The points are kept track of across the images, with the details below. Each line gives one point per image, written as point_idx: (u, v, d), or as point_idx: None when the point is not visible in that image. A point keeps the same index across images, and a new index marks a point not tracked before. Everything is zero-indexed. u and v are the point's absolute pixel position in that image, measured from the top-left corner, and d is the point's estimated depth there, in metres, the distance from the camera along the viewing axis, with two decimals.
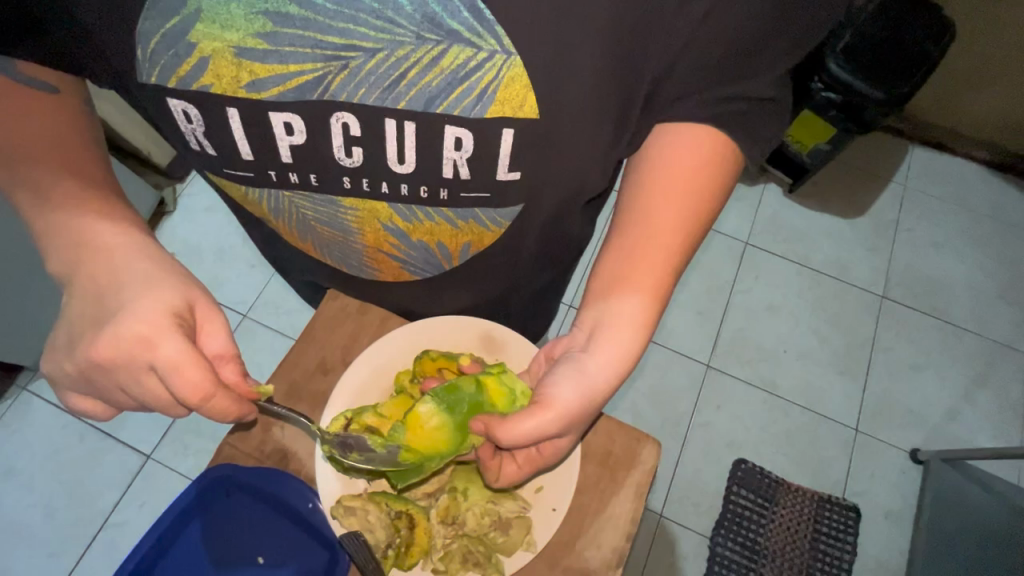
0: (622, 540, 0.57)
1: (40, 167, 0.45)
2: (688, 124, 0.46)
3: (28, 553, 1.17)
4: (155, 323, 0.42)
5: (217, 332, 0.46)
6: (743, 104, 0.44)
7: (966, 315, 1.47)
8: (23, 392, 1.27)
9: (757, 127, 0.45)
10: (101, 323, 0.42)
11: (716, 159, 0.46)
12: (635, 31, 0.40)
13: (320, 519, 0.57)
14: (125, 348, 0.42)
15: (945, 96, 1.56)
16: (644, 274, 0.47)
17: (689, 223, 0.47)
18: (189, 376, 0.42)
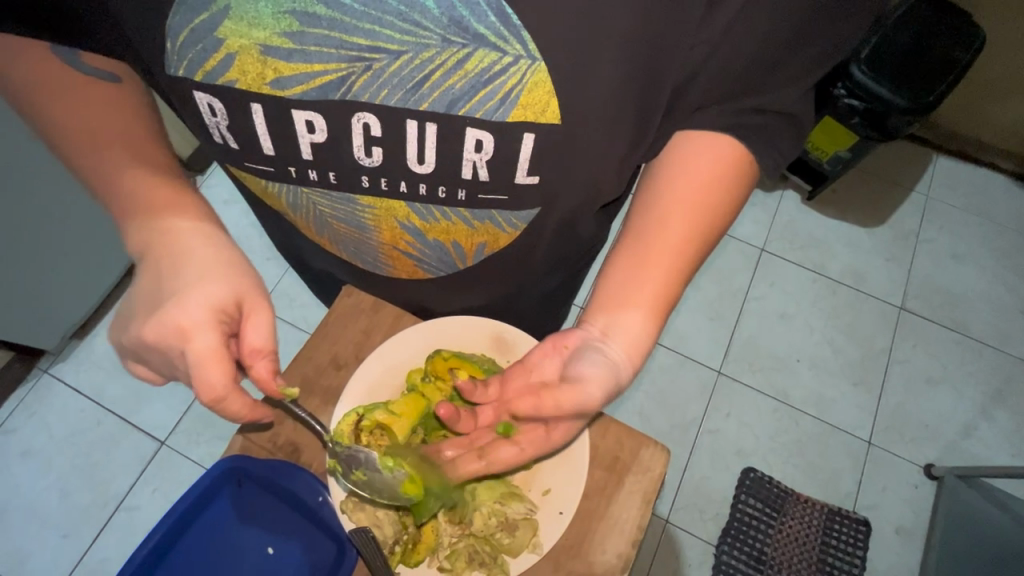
0: (628, 545, 0.57)
1: (112, 157, 0.47)
2: (707, 133, 0.46)
3: (44, 533, 1.20)
4: (197, 317, 0.44)
5: (257, 329, 0.47)
6: (763, 117, 0.44)
7: (985, 329, 1.44)
8: (43, 375, 1.30)
9: (776, 139, 0.45)
10: (156, 305, 0.45)
11: (734, 173, 0.47)
12: (659, 37, 0.40)
13: (329, 513, 0.56)
14: (166, 334, 0.44)
15: (970, 105, 1.53)
16: (655, 276, 0.47)
17: (700, 233, 0.48)
18: (214, 375, 0.43)
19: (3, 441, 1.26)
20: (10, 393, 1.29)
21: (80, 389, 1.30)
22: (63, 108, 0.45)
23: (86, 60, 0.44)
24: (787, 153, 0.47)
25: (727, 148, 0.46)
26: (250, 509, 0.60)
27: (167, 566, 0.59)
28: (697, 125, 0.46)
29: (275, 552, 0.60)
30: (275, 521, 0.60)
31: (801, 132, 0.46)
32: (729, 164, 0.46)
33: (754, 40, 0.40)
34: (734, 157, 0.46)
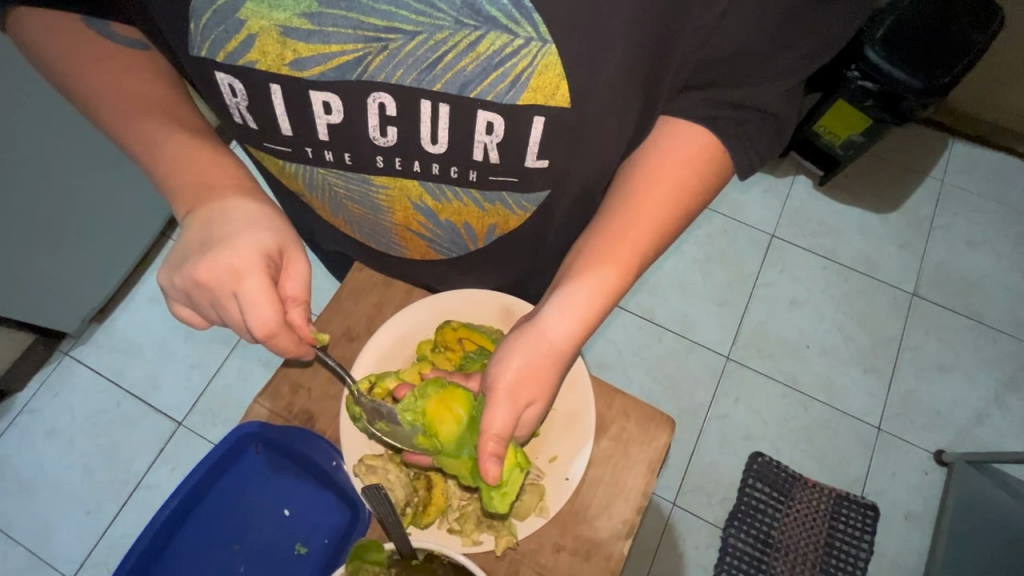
0: (633, 513, 0.58)
1: (150, 122, 0.48)
2: (684, 121, 0.47)
3: (68, 508, 1.25)
4: (247, 259, 0.45)
5: (298, 278, 0.48)
6: (741, 113, 0.45)
7: (1000, 316, 1.42)
8: (65, 357, 1.34)
9: (754, 136, 0.46)
10: (204, 250, 0.46)
11: (698, 156, 0.47)
12: (669, 19, 0.40)
13: (342, 477, 0.58)
14: (215, 278, 0.45)
15: (989, 88, 1.50)
16: (613, 247, 0.48)
17: (660, 216, 0.48)
18: (262, 312, 0.45)
19: (28, 421, 1.30)
20: (33, 374, 1.32)
21: (100, 371, 1.34)
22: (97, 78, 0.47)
23: (114, 28, 0.46)
24: (763, 153, 0.48)
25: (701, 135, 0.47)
26: (267, 475, 0.62)
27: (189, 526, 0.61)
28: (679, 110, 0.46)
29: (292, 514, 0.63)
30: (293, 484, 0.62)
31: (782, 133, 0.47)
32: (704, 148, 0.47)
33: (750, 29, 0.41)
34: (704, 141, 0.47)
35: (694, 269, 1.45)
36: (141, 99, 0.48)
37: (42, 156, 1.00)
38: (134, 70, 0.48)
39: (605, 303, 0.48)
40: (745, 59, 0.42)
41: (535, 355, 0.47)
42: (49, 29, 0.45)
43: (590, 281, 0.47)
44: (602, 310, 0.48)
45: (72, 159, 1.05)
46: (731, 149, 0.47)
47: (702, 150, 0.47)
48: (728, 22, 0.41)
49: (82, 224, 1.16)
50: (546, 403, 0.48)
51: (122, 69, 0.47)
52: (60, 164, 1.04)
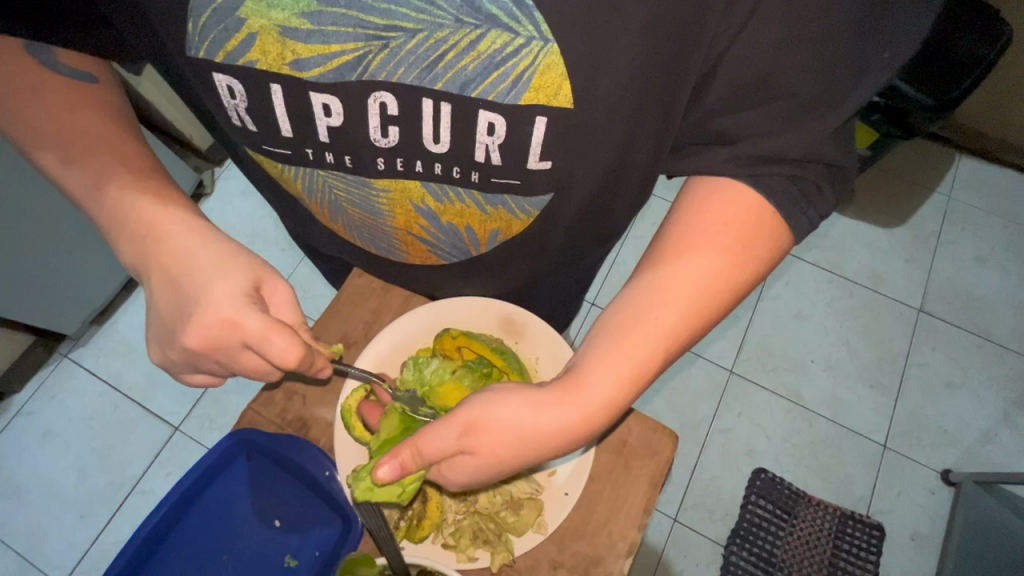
0: (634, 529, 0.56)
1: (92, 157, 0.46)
2: (728, 179, 0.41)
3: (61, 513, 1.23)
4: (238, 305, 0.45)
5: (288, 301, 0.49)
6: (791, 168, 0.40)
7: (1008, 333, 1.40)
8: (64, 360, 1.34)
9: (810, 193, 0.40)
10: (188, 315, 0.45)
11: (747, 220, 0.41)
12: (679, 28, 0.39)
13: (336, 488, 0.57)
14: (212, 334, 0.44)
15: (995, 104, 1.49)
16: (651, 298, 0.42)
17: (694, 296, 0.42)
18: (278, 345, 0.44)
19: (23, 423, 1.29)
20: (30, 376, 1.32)
21: (98, 373, 1.33)
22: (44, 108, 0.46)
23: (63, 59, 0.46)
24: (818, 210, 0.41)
25: (745, 199, 0.41)
26: (258, 481, 0.61)
27: (176, 534, 0.60)
28: (704, 168, 0.42)
29: (282, 525, 0.61)
30: (284, 493, 0.61)
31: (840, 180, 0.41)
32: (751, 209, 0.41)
33: (778, 59, 0.37)
34: (749, 209, 0.41)
35: None
36: (83, 130, 0.46)
37: None
38: (82, 97, 0.47)
39: (610, 392, 0.42)
40: (781, 97, 0.38)
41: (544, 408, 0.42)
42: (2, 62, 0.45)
43: (627, 327, 0.42)
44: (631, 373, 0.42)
45: None
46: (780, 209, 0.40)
47: (753, 215, 0.41)
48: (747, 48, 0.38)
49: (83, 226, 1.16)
50: (482, 467, 0.44)
51: (73, 97, 0.47)
52: None
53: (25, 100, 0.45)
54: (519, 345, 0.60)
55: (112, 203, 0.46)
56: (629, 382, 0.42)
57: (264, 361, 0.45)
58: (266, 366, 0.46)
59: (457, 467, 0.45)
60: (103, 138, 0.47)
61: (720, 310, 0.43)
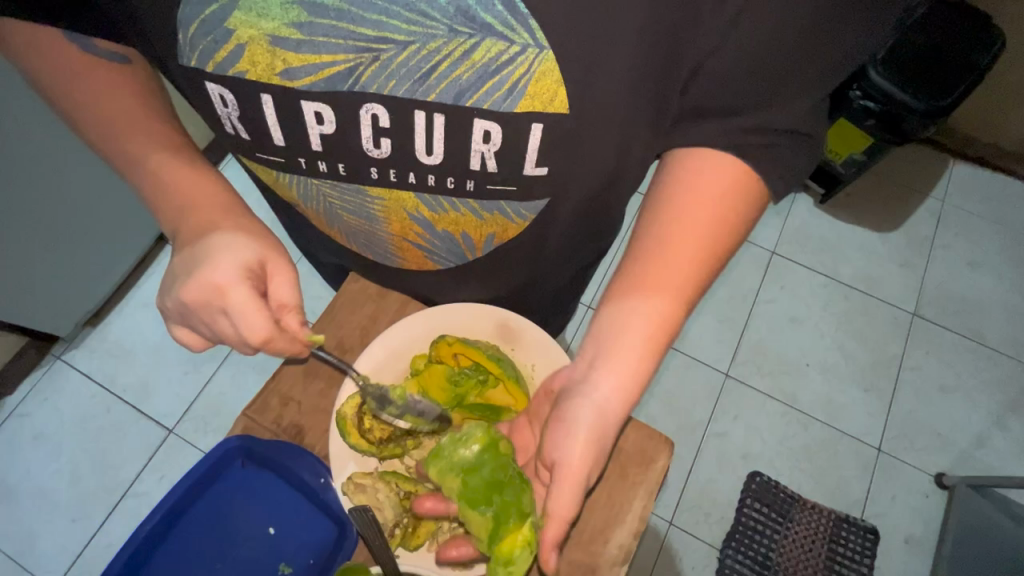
0: (630, 537, 0.56)
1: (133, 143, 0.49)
2: (709, 151, 0.45)
3: (53, 516, 1.22)
4: (228, 274, 0.45)
5: (284, 284, 0.48)
6: (771, 136, 0.43)
7: (1002, 338, 1.41)
8: (56, 361, 1.32)
9: (788, 156, 0.44)
10: (189, 271, 0.46)
11: (735, 191, 0.45)
12: (672, 28, 0.39)
13: (330, 494, 0.57)
14: (199, 297, 0.45)
15: (988, 110, 1.50)
16: (646, 288, 0.46)
17: (706, 264, 0.46)
18: (252, 323, 0.45)
19: (15, 425, 1.28)
20: (23, 378, 1.31)
21: (92, 375, 1.32)
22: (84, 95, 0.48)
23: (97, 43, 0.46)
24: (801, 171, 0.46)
25: (723, 162, 0.45)
26: (251, 488, 0.61)
27: (167, 545, 0.60)
28: (694, 138, 0.45)
29: (277, 532, 0.61)
30: (277, 501, 0.61)
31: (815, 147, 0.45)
32: (735, 179, 0.45)
33: (768, 46, 0.39)
34: (733, 172, 0.45)
35: None
36: (124, 120, 0.49)
37: (40, 156, 1.01)
38: (115, 86, 0.49)
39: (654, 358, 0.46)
40: (764, 79, 0.41)
41: (599, 418, 0.45)
42: (33, 45, 0.46)
43: (627, 336, 0.46)
44: (649, 356, 0.46)
45: (67, 161, 1.06)
46: (763, 172, 0.44)
47: (739, 184, 0.45)
48: (742, 33, 0.39)
49: (78, 226, 1.16)
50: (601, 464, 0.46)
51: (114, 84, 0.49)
52: (58, 165, 1.05)
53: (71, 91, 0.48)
54: (516, 351, 0.59)
55: (153, 184, 0.50)
56: (649, 360, 0.46)
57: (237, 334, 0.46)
58: (240, 339, 0.47)
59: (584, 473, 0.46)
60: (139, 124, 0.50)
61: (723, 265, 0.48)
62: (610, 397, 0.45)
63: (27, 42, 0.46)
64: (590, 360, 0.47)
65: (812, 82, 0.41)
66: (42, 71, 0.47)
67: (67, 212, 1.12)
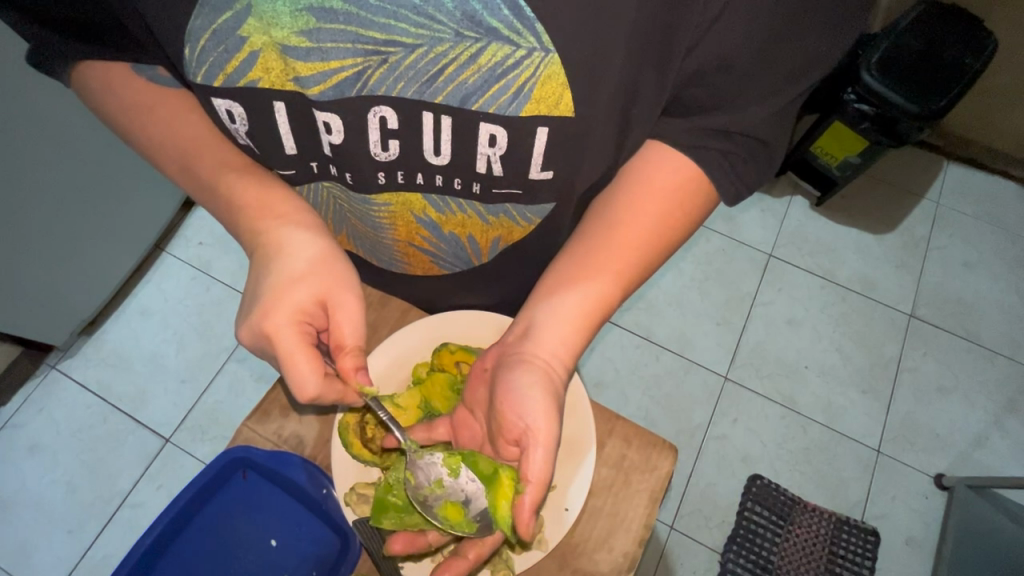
0: (634, 544, 0.56)
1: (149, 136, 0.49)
2: (669, 154, 0.47)
3: (48, 528, 1.21)
4: (279, 323, 0.47)
5: (346, 325, 0.49)
6: (729, 141, 0.45)
7: (998, 338, 1.42)
8: (52, 370, 1.31)
9: (740, 167, 0.46)
10: (249, 308, 0.48)
11: (684, 190, 0.48)
12: (670, 32, 0.40)
13: (331, 505, 0.57)
14: (255, 338, 0.48)
15: (982, 112, 1.52)
16: (586, 267, 0.48)
17: (648, 245, 0.49)
18: (303, 376, 0.46)
19: (10, 435, 1.26)
20: (18, 388, 1.29)
21: (88, 384, 1.31)
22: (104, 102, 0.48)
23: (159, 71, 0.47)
24: (751, 182, 0.48)
25: (683, 165, 0.47)
26: (253, 499, 0.60)
27: (167, 558, 0.58)
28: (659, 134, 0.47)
29: (278, 545, 0.61)
30: (278, 512, 0.61)
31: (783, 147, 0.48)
32: (686, 179, 0.47)
33: (744, 45, 0.40)
34: (688, 171, 0.47)
35: (692, 287, 1.44)
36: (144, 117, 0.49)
37: (37, 164, 1.00)
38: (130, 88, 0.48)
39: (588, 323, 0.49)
40: (741, 80, 0.42)
41: (546, 382, 0.47)
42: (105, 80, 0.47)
43: (562, 305, 0.48)
44: (584, 325, 0.49)
45: (64, 167, 1.05)
46: (712, 174, 0.46)
47: (690, 185, 0.47)
48: (719, 36, 0.40)
49: (76, 234, 1.15)
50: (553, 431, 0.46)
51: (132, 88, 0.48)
52: (55, 173, 1.05)
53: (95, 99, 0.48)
54: None
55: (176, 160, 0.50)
56: (585, 330, 0.49)
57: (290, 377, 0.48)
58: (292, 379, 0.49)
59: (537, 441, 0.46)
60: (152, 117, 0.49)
61: (671, 244, 0.50)
62: (551, 360, 0.48)
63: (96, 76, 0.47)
64: (525, 328, 0.49)
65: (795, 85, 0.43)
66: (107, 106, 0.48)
67: (62, 219, 1.11)
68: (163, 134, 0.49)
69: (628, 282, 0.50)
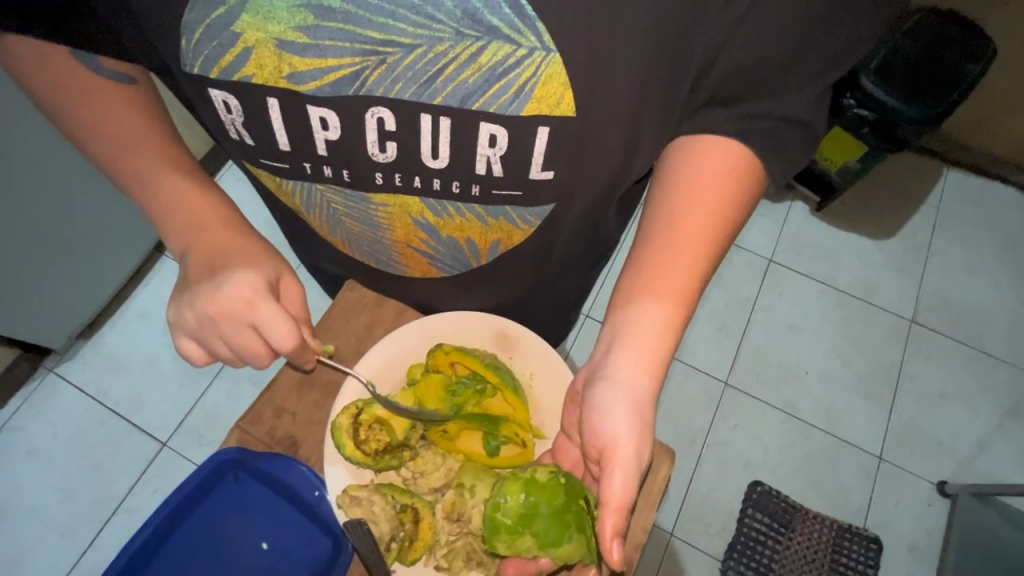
0: (631, 549, 0.55)
1: (127, 156, 0.50)
2: (715, 137, 0.47)
3: (42, 533, 1.20)
4: (258, 285, 0.48)
5: (297, 298, 0.52)
6: (769, 123, 0.45)
7: (999, 343, 1.42)
8: (50, 374, 1.31)
9: (785, 145, 0.46)
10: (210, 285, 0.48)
11: (736, 172, 0.47)
12: (679, 27, 0.40)
13: (325, 508, 0.57)
14: (234, 302, 0.47)
15: (981, 118, 1.52)
16: (655, 279, 0.48)
17: (713, 234, 0.48)
18: (286, 329, 0.48)
19: (6, 439, 1.26)
20: (15, 392, 1.29)
21: (86, 388, 1.30)
22: (77, 109, 0.48)
23: (101, 63, 0.47)
24: (793, 161, 0.48)
25: (727, 155, 0.47)
26: (243, 501, 0.60)
27: (161, 559, 0.59)
28: (697, 128, 0.47)
29: (269, 548, 0.60)
30: (269, 515, 0.60)
31: (811, 141, 0.47)
32: (737, 160, 0.47)
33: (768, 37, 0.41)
34: (736, 155, 0.47)
35: None
36: (119, 131, 0.50)
37: (34, 163, 1.01)
38: (114, 99, 0.49)
39: (673, 332, 0.48)
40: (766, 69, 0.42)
41: (632, 400, 0.45)
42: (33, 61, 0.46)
43: (644, 321, 0.47)
44: (666, 348, 0.47)
45: (64, 168, 1.06)
46: (763, 156, 0.46)
47: (742, 166, 0.47)
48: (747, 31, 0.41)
49: (73, 235, 1.15)
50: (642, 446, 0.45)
51: (109, 95, 0.49)
52: (54, 173, 1.05)
53: (71, 105, 0.48)
54: (513, 359, 0.60)
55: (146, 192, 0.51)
56: (670, 338, 0.48)
57: (261, 346, 0.48)
58: (259, 353, 0.49)
59: (622, 462, 0.44)
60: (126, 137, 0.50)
61: (730, 230, 0.49)
62: (634, 377, 0.46)
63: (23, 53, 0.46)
64: (607, 345, 0.49)
65: (816, 75, 0.43)
66: (55, 100, 0.48)
67: (58, 220, 1.10)
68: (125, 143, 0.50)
69: (696, 288, 0.49)
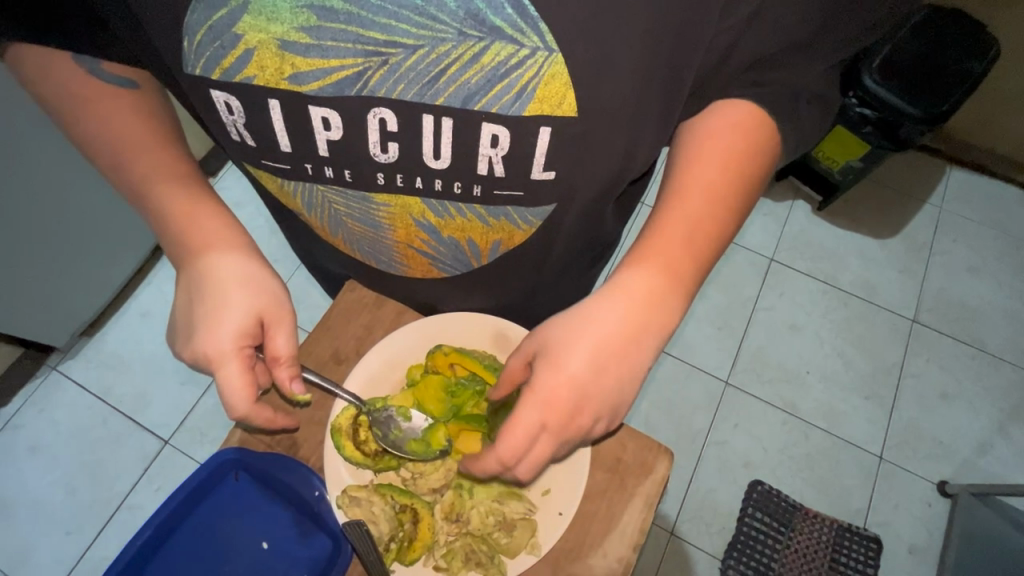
0: (629, 550, 0.56)
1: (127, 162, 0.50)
2: (724, 102, 0.46)
3: (46, 530, 1.20)
4: (222, 348, 0.47)
5: (281, 339, 0.49)
6: (786, 81, 0.43)
7: (1001, 343, 1.41)
8: (52, 372, 1.32)
9: (803, 117, 0.45)
10: (189, 333, 0.48)
11: (741, 132, 0.45)
12: (682, 26, 0.39)
13: (325, 508, 0.56)
14: (201, 360, 0.47)
15: (985, 117, 1.51)
16: (657, 239, 0.44)
17: (712, 193, 0.45)
18: (237, 397, 0.47)
19: (9, 437, 1.26)
20: (18, 389, 1.29)
21: (88, 386, 1.31)
22: (82, 115, 0.48)
23: (105, 67, 0.47)
24: (805, 140, 0.47)
25: (744, 121, 0.45)
26: (244, 500, 0.60)
27: (163, 557, 0.59)
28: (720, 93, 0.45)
29: (270, 547, 0.60)
30: (269, 514, 0.60)
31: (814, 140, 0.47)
32: (743, 122, 0.45)
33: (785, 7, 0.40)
34: (743, 116, 0.45)
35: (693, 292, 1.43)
36: (121, 136, 0.49)
37: (37, 163, 1.01)
38: (117, 104, 0.49)
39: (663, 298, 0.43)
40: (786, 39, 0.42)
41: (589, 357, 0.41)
42: (43, 67, 0.46)
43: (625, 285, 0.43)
44: (649, 317, 0.42)
45: (67, 168, 1.06)
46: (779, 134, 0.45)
47: (749, 127, 0.45)
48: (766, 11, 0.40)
49: (76, 234, 1.15)
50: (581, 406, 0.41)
51: (113, 101, 0.49)
52: (57, 172, 1.05)
53: (75, 112, 0.48)
54: None
55: (147, 199, 0.50)
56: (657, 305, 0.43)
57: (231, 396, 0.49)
58: None
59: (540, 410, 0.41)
60: (130, 142, 0.49)
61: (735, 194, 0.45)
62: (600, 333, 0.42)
63: (34, 61, 0.46)
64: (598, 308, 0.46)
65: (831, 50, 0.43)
66: (59, 107, 0.48)
67: (61, 219, 1.11)
68: (125, 144, 0.49)
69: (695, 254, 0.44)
